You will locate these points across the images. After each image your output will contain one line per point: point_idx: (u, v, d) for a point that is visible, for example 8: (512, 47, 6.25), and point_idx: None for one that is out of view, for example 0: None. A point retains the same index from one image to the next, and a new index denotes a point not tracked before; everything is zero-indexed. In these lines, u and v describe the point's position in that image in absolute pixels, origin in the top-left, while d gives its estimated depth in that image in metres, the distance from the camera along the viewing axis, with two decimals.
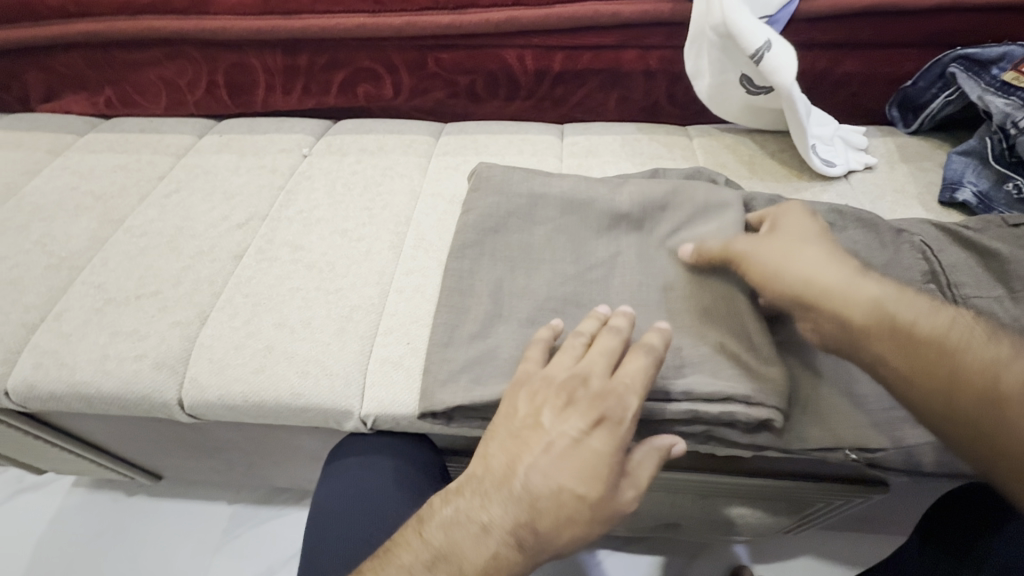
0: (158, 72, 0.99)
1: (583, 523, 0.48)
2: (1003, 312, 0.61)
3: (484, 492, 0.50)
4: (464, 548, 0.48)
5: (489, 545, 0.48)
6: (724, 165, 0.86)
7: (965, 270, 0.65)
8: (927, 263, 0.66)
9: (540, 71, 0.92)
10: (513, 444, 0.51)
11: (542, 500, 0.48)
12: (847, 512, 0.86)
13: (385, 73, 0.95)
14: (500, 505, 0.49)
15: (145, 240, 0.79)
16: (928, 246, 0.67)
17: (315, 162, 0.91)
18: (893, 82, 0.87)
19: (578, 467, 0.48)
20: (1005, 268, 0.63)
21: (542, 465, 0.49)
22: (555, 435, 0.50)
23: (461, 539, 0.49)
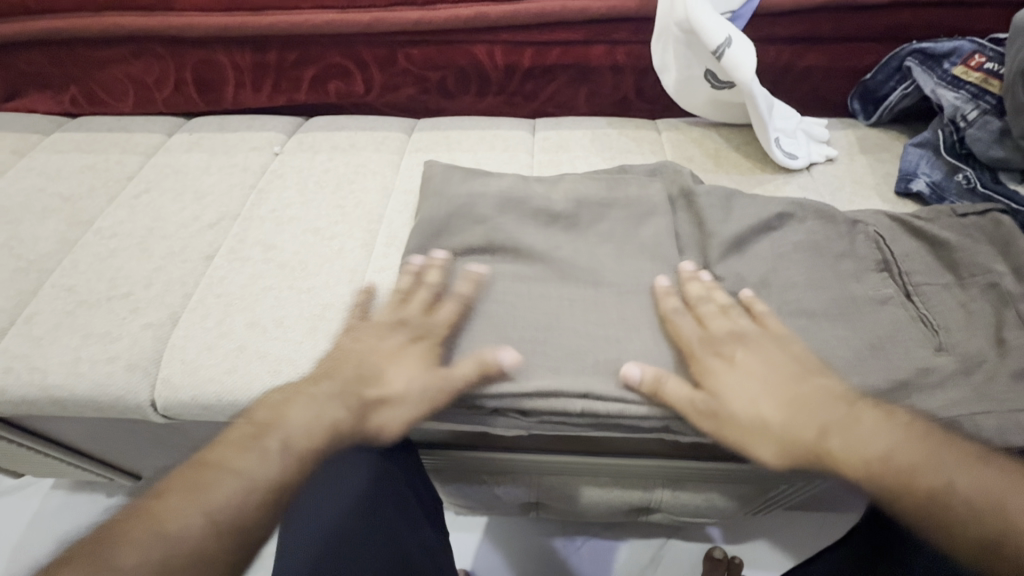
0: (124, 69, 0.98)
1: (404, 403, 0.56)
2: (950, 299, 0.64)
3: (310, 379, 0.57)
4: (296, 425, 0.51)
5: (319, 420, 0.53)
6: (690, 158, 0.87)
7: (916, 259, 0.68)
8: (880, 253, 0.69)
9: (510, 67, 0.93)
10: (337, 352, 0.61)
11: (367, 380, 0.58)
12: (811, 493, 0.89)
13: (356, 70, 0.95)
14: (327, 383, 0.56)
15: (116, 241, 0.79)
16: (882, 237, 0.70)
17: (286, 160, 0.91)
18: (854, 76, 0.89)
19: (397, 363, 0.58)
20: (952, 256, 0.67)
21: (368, 358, 0.59)
22: (380, 341, 0.60)
23: (290, 417, 0.52)
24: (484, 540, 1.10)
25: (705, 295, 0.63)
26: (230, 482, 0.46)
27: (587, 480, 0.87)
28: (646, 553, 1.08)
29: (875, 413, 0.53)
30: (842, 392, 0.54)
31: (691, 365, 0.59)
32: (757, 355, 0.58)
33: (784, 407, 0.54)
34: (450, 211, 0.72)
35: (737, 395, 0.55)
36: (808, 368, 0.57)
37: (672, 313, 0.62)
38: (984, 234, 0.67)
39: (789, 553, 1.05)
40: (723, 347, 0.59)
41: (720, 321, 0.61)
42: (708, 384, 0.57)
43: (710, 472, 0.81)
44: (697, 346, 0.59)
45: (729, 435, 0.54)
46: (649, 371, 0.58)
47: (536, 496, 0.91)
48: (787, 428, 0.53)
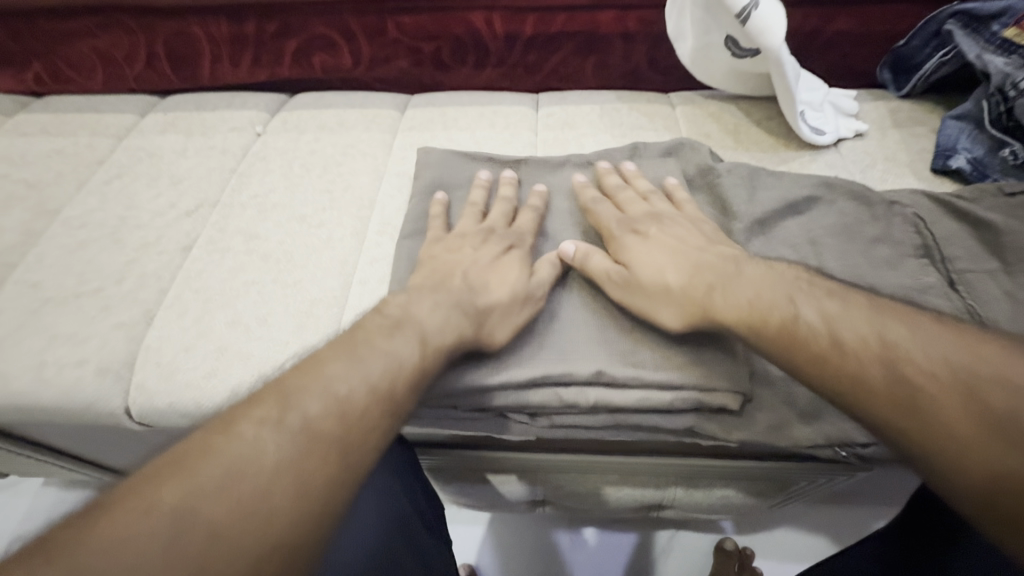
0: (91, 43, 0.90)
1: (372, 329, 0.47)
2: (996, 286, 0.58)
3: None
4: (359, 373, 0.42)
5: (383, 368, 0.43)
6: (708, 135, 0.81)
7: (958, 244, 0.62)
8: (920, 237, 0.63)
9: (510, 36, 0.85)
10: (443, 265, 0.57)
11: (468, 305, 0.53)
12: (832, 488, 0.85)
13: (342, 41, 0.87)
14: None
15: (85, 232, 0.72)
16: (920, 219, 0.64)
17: (269, 141, 0.84)
18: (885, 42, 0.82)
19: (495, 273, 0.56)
20: (999, 239, 0.60)
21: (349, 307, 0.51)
22: (477, 252, 0.58)
23: (340, 360, 0.43)
24: (489, 535, 1.07)
25: (621, 187, 0.65)
26: (286, 427, 0.38)
27: (597, 478, 0.83)
28: (655, 546, 1.04)
29: (759, 267, 0.52)
30: (735, 257, 0.54)
31: (610, 245, 0.60)
32: (668, 231, 0.58)
33: (686, 272, 0.53)
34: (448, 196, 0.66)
35: (648, 261, 0.55)
36: (711, 242, 0.57)
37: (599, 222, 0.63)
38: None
39: (804, 545, 1.02)
40: (639, 225, 0.59)
41: (639, 206, 0.62)
42: (624, 256, 0.57)
43: (727, 470, 0.77)
44: (614, 227, 0.60)
45: (634, 300, 0.54)
46: (581, 248, 0.59)
47: (544, 495, 0.86)
48: (687, 288, 0.52)
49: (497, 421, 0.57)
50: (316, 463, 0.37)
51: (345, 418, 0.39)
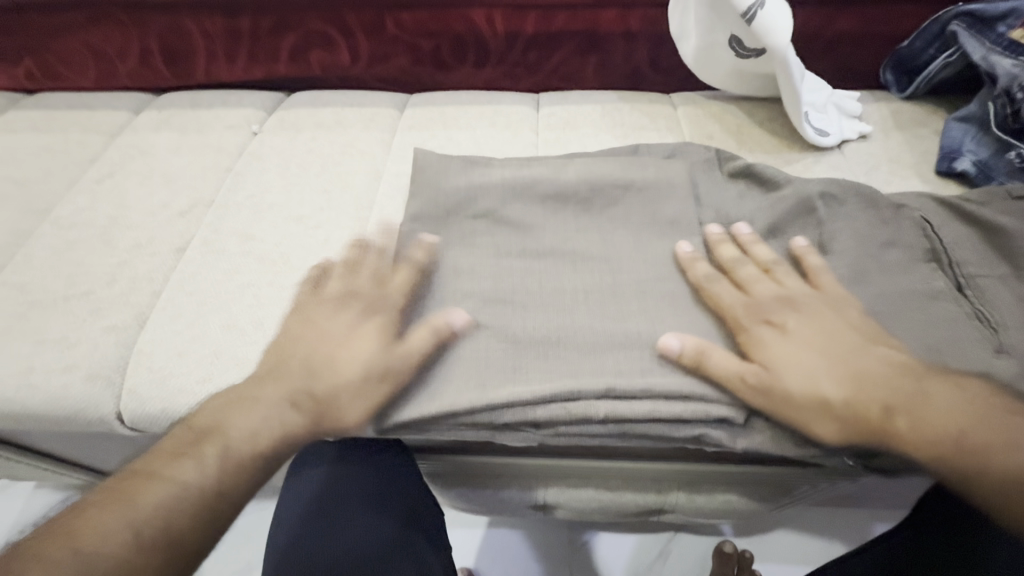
0: (82, 39, 0.88)
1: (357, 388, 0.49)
2: (1009, 292, 0.57)
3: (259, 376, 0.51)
4: (229, 443, 0.45)
5: (259, 434, 0.46)
6: (711, 136, 0.80)
7: (965, 247, 0.61)
8: (927, 241, 0.62)
9: (511, 34, 0.84)
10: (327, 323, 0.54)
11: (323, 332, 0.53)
12: (835, 491, 0.85)
13: (340, 38, 0.86)
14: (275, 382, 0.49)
15: (75, 232, 0.70)
16: (928, 223, 0.63)
17: (265, 139, 0.82)
18: (889, 43, 0.82)
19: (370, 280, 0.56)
20: (1008, 244, 0.60)
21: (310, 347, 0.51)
22: (332, 319, 0.53)
23: (231, 425, 0.47)
24: (487, 537, 1.06)
25: (741, 259, 0.58)
26: (196, 474, 0.43)
27: (598, 482, 0.81)
28: (654, 549, 1.04)
29: (947, 387, 0.48)
30: (906, 365, 0.49)
31: (737, 336, 0.53)
32: (808, 322, 0.52)
33: (848, 384, 0.48)
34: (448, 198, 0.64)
35: (791, 369, 0.49)
36: (870, 338, 0.51)
37: (703, 280, 0.57)
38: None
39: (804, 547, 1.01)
40: (772, 314, 0.53)
41: (766, 286, 0.55)
42: (760, 356, 0.51)
43: (730, 475, 0.76)
44: (741, 316, 0.53)
45: (785, 411, 0.49)
46: (691, 342, 0.52)
47: (544, 500, 0.85)
48: (851, 403, 0.48)
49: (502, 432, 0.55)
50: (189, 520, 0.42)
51: (219, 491, 0.43)
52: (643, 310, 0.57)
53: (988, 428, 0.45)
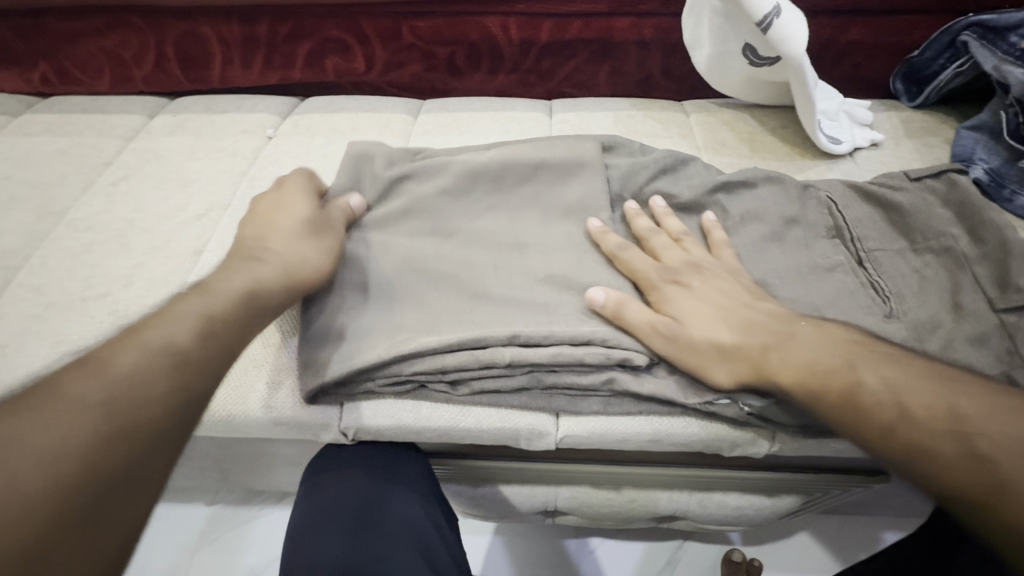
0: (99, 43, 0.89)
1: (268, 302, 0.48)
2: (904, 265, 0.61)
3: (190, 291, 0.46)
4: (104, 386, 0.37)
5: (132, 386, 0.38)
6: (723, 143, 0.80)
7: (868, 224, 0.65)
8: (832, 219, 0.66)
9: (525, 41, 0.85)
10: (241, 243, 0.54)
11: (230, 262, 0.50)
12: (848, 499, 0.85)
13: (356, 45, 0.87)
14: (198, 295, 0.45)
15: (91, 235, 0.71)
16: (834, 202, 0.67)
17: (280, 144, 0.83)
18: (900, 53, 0.82)
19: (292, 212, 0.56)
20: (906, 220, 0.64)
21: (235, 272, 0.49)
22: (291, 211, 0.56)
23: (103, 366, 0.38)
24: (494, 545, 1.05)
25: (656, 230, 0.62)
26: (119, 379, 0.38)
27: (610, 487, 0.81)
28: (663, 558, 1.03)
29: (813, 328, 0.51)
30: (784, 315, 0.52)
31: (648, 296, 0.56)
32: (709, 283, 0.55)
33: (741, 329, 0.51)
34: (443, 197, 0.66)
35: (688, 318, 0.53)
36: (755, 296, 0.54)
37: (616, 250, 0.60)
38: (938, 196, 0.65)
39: (812, 555, 1.01)
40: (680, 276, 0.56)
41: (675, 253, 0.59)
42: (668, 309, 0.54)
43: (746, 482, 0.76)
44: (653, 276, 0.57)
45: (683, 359, 0.52)
46: (614, 296, 0.55)
47: (555, 505, 0.85)
48: (740, 346, 0.50)
49: (419, 392, 0.57)
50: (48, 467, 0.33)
51: (159, 400, 0.38)
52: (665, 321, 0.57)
53: (856, 355, 0.47)
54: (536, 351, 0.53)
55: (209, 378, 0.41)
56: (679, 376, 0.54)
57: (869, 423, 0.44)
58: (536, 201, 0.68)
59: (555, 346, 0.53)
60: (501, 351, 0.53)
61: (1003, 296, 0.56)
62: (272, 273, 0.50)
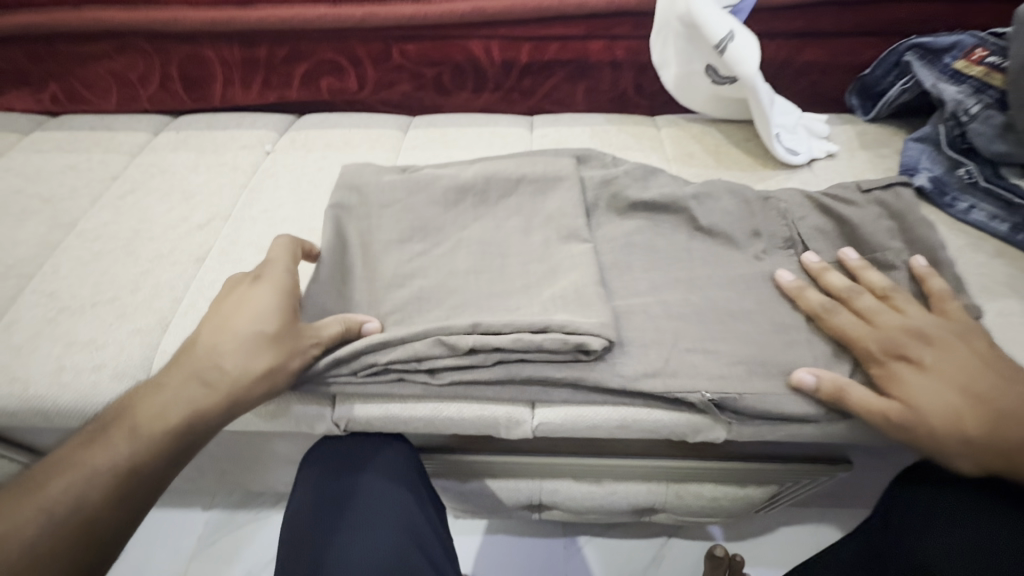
0: (107, 66, 0.94)
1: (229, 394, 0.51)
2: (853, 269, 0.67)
3: (173, 363, 0.53)
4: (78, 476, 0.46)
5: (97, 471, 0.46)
6: (691, 155, 0.86)
7: (820, 233, 0.71)
8: (788, 228, 0.71)
9: (507, 62, 0.91)
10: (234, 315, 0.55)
11: (207, 333, 0.54)
12: (817, 489, 0.89)
13: (349, 66, 0.93)
14: (177, 369, 0.52)
15: (100, 244, 0.75)
16: (792, 212, 0.73)
17: (278, 158, 0.88)
18: (852, 71, 0.89)
19: (247, 311, 0.54)
20: (853, 230, 0.69)
21: (204, 350, 0.52)
22: (248, 306, 0.54)
23: (106, 442, 0.48)
24: (485, 543, 1.09)
25: (856, 287, 0.62)
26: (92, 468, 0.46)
27: (590, 480, 0.85)
28: (648, 554, 1.06)
29: None
30: None
31: (872, 368, 0.57)
32: (946, 359, 0.54)
33: (987, 423, 0.51)
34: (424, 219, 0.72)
35: (930, 406, 0.52)
36: (997, 375, 0.53)
37: (822, 309, 0.61)
38: (884, 206, 0.71)
39: (788, 547, 1.05)
40: (907, 349, 0.56)
41: (892, 319, 0.58)
42: (898, 391, 0.54)
43: (718, 472, 0.80)
44: (875, 348, 0.57)
45: (924, 443, 0.52)
46: (829, 380, 0.57)
47: (540, 499, 0.89)
48: (988, 441, 0.50)
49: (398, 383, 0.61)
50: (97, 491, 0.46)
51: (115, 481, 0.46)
52: (631, 320, 0.63)
53: None
54: (503, 338, 0.58)
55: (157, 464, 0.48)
56: (643, 367, 0.59)
57: None
58: (517, 209, 0.74)
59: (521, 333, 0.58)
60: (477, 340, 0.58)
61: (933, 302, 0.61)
62: (237, 363, 0.51)
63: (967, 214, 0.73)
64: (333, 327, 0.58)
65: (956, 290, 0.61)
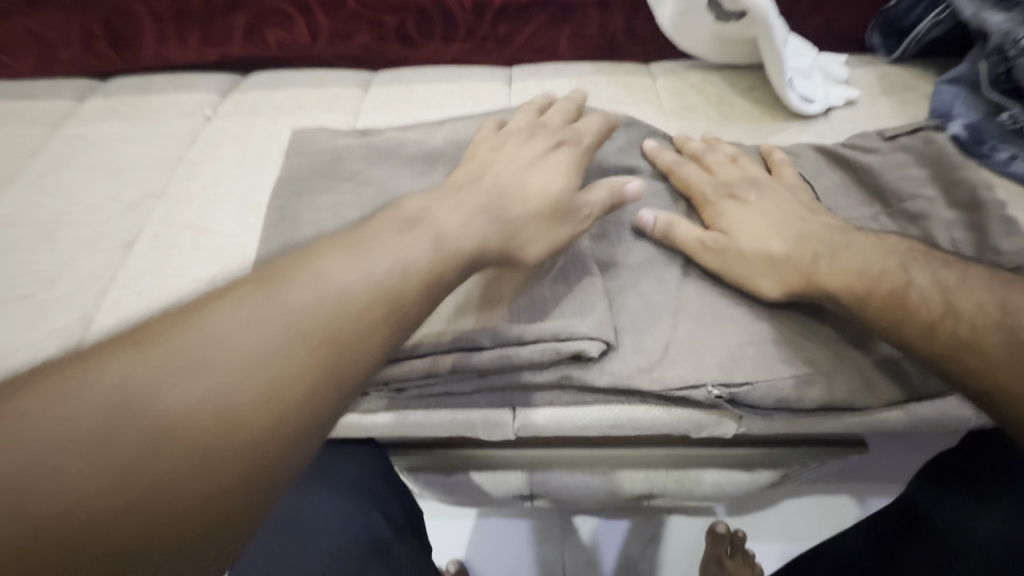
0: (19, 23, 0.82)
1: (348, 335, 0.36)
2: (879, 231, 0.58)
3: (328, 266, 0.38)
4: (157, 406, 0.31)
5: (191, 405, 0.31)
6: (691, 108, 0.76)
7: (838, 192, 0.61)
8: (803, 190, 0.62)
9: (478, 5, 0.79)
10: (363, 245, 0.40)
11: (360, 237, 0.41)
12: (829, 469, 0.83)
13: (298, 15, 0.81)
14: (348, 277, 0.38)
15: (14, 230, 0.65)
16: (804, 171, 0.63)
17: (220, 125, 0.77)
18: (874, 5, 0.78)
19: (421, 250, 0.41)
20: (879, 187, 0.60)
21: (399, 261, 0.40)
22: (521, 149, 0.55)
23: (196, 359, 0.32)
24: (477, 529, 1.02)
25: (711, 148, 0.64)
26: (181, 410, 0.31)
27: (583, 470, 0.78)
28: (648, 533, 1.00)
29: (869, 239, 0.51)
30: (843, 226, 0.53)
31: (706, 210, 0.59)
32: (769, 197, 0.57)
33: (792, 240, 0.52)
34: (383, 192, 0.62)
35: (744, 230, 0.54)
36: (812, 211, 0.56)
37: (674, 164, 0.62)
38: (914, 155, 0.62)
39: (798, 520, 0.97)
40: (741, 188, 0.58)
41: (732, 171, 0.61)
42: (720, 224, 0.56)
43: (722, 458, 0.73)
44: (712, 190, 0.59)
45: (734, 269, 0.53)
46: (662, 215, 0.58)
47: (529, 489, 0.83)
48: (790, 256, 0.51)
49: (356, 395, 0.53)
50: (182, 455, 0.30)
51: (175, 444, 0.30)
52: (624, 303, 0.54)
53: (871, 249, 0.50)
54: (480, 354, 0.50)
55: (259, 428, 0.32)
56: (638, 358, 0.51)
57: (915, 318, 0.45)
58: None
59: (501, 348, 0.50)
60: (456, 360, 0.50)
61: (982, 258, 0.53)
62: (343, 290, 0.37)
63: (1007, 165, 0.62)
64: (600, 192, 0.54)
65: (1009, 246, 0.53)
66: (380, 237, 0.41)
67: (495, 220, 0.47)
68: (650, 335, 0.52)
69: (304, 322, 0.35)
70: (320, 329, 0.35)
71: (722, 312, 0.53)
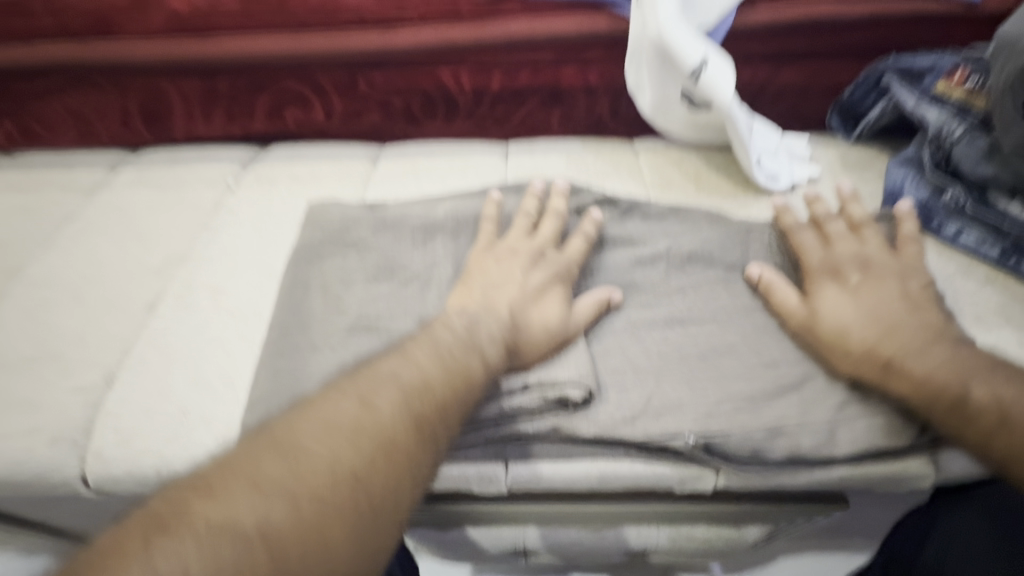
0: (63, 101, 0.91)
1: (414, 433, 0.45)
2: None
3: (384, 379, 0.48)
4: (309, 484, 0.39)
5: (332, 488, 0.40)
6: (670, 181, 0.84)
7: None
8: (772, 259, 0.68)
9: (477, 90, 0.89)
10: (392, 363, 0.49)
11: (391, 351, 0.51)
12: (816, 525, 0.84)
13: (314, 97, 0.90)
14: (401, 387, 0.47)
15: (47, 292, 0.71)
16: (774, 244, 0.70)
17: (240, 194, 0.84)
18: (831, 92, 0.87)
19: (436, 362, 0.50)
20: None
21: (432, 370, 0.50)
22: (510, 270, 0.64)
23: (323, 454, 0.41)
24: None
25: (831, 216, 0.69)
26: (327, 492, 0.39)
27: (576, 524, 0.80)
28: None
29: (947, 347, 0.54)
30: (928, 329, 0.56)
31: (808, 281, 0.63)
32: (871, 281, 0.60)
33: (874, 331, 0.56)
34: (389, 260, 0.68)
35: (833, 316, 0.58)
36: (909, 302, 0.58)
37: (794, 227, 0.69)
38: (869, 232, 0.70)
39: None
40: (845, 268, 0.62)
41: (850, 244, 0.65)
42: (817, 301, 0.60)
43: (710, 514, 0.75)
44: (815, 264, 0.64)
45: (819, 348, 0.58)
46: (768, 274, 0.64)
47: (523, 544, 0.84)
48: (871, 348, 0.55)
49: None
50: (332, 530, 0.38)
51: (324, 522, 0.38)
52: (608, 365, 0.59)
53: (937, 357, 0.53)
54: None
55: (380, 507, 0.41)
56: (620, 416, 0.55)
57: (974, 429, 0.50)
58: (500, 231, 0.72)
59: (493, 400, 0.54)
60: None
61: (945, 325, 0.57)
62: (401, 398, 0.46)
63: (955, 239, 0.70)
64: (588, 305, 0.62)
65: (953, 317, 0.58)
66: (400, 355, 0.50)
67: (498, 322, 0.56)
68: (634, 394, 0.56)
69: (388, 429, 0.44)
70: (402, 425, 0.45)
71: (699, 373, 0.58)
